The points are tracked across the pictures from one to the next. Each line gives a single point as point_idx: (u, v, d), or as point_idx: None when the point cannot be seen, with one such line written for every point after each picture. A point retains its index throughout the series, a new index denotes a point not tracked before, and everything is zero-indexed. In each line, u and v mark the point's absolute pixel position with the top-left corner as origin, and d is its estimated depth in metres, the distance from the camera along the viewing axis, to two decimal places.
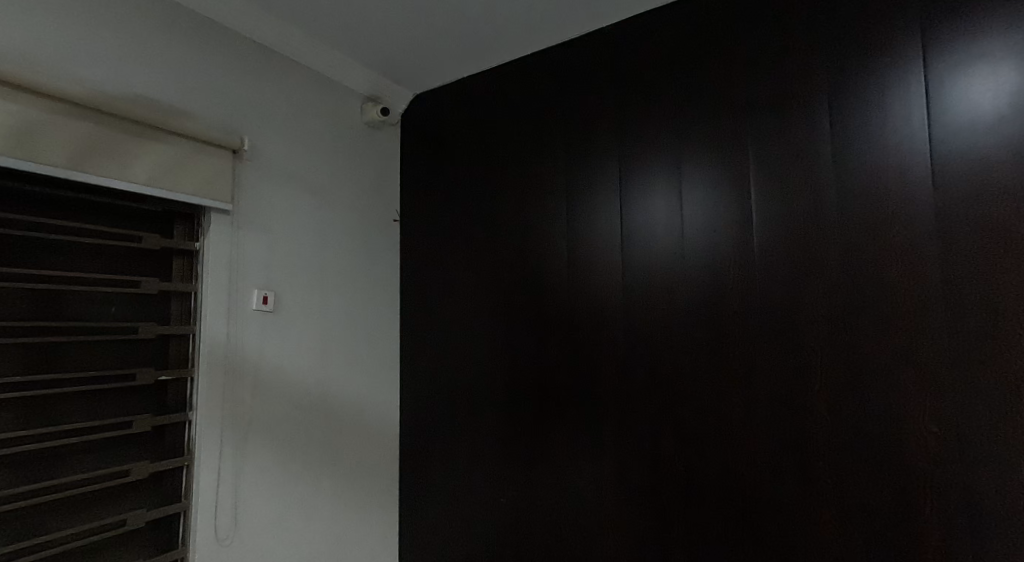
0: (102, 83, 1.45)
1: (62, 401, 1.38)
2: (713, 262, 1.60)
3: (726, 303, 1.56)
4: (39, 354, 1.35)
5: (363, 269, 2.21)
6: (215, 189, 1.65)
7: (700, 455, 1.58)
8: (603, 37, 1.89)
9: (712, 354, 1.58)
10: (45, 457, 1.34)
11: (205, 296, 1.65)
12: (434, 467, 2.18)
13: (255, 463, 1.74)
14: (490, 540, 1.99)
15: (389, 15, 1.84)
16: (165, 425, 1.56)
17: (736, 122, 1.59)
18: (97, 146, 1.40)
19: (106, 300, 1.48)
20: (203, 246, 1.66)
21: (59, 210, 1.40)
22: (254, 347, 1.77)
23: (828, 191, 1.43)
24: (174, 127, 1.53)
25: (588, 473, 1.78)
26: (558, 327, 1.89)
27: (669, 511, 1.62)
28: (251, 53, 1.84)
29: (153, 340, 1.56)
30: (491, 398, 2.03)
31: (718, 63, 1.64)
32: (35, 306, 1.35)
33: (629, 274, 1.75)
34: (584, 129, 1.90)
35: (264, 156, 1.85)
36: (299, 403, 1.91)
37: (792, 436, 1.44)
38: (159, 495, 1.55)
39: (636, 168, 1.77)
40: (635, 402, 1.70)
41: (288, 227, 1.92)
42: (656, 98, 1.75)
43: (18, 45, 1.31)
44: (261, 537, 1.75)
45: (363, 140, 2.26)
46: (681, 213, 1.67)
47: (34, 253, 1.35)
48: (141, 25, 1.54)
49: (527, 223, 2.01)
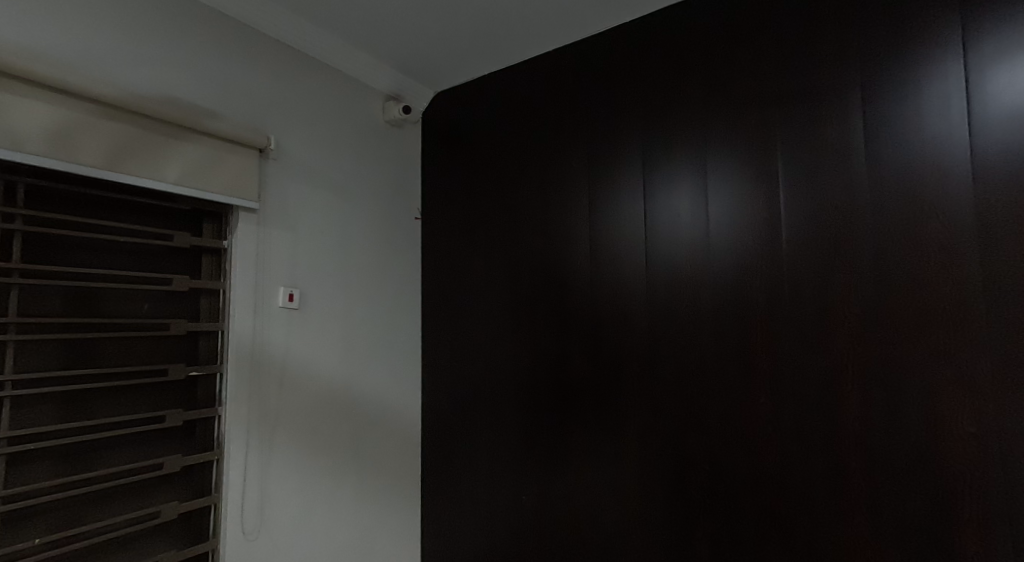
0: (132, 85, 1.48)
1: (99, 396, 1.42)
2: (740, 258, 1.57)
3: (752, 301, 1.54)
4: (76, 350, 1.39)
5: (386, 269, 2.22)
6: (242, 188, 1.67)
7: (726, 455, 1.56)
8: (626, 31, 1.86)
9: (738, 352, 1.55)
10: (82, 449, 1.38)
11: (233, 294, 1.68)
12: (456, 465, 2.19)
13: (281, 457, 1.77)
14: (512, 538, 1.99)
15: (409, 13, 1.85)
16: (196, 420, 1.59)
17: (763, 116, 1.56)
18: (128, 146, 1.43)
19: (139, 298, 1.51)
20: (230, 245, 1.69)
21: (93, 210, 1.43)
22: (280, 344, 1.80)
23: (861, 188, 1.40)
24: (202, 127, 1.56)
25: (611, 472, 1.77)
26: (580, 326, 1.89)
27: (693, 511, 1.60)
28: (275, 53, 1.86)
29: (183, 337, 1.59)
30: (514, 396, 2.04)
31: (745, 57, 1.61)
32: (71, 303, 1.39)
33: (652, 273, 1.73)
34: (607, 126, 1.88)
35: (289, 155, 1.88)
36: (324, 399, 1.93)
37: (821, 436, 1.41)
38: (190, 488, 1.58)
39: (660, 164, 1.75)
40: (659, 402, 1.69)
41: (312, 225, 1.94)
42: (680, 93, 1.72)
43: (54, 49, 1.35)
44: (287, 532, 1.77)
45: (385, 139, 2.27)
46: (707, 211, 1.64)
47: (69, 250, 1.39)
48: (171, 27, 1.58)
49: (549, 220, 2.00)
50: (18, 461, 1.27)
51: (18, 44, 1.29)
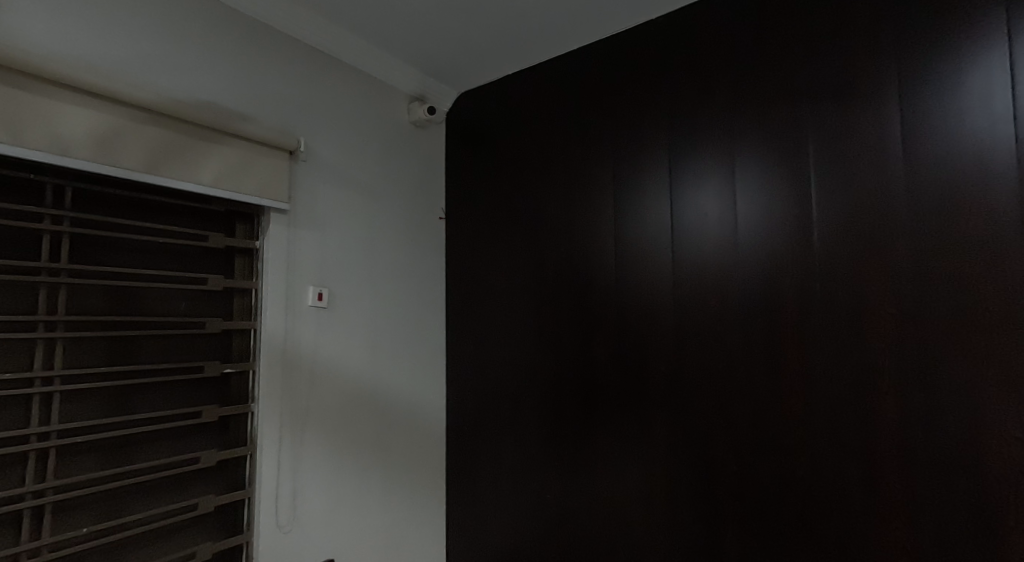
0: (168, 90, 1.53)
1: (139, 392, 1.47)
2: (768, 256, 1.55)
3: (783, 300, 1.52)
4: (119, 347, 1.44)
5: (412, 268, 2.25)
6: (273, 189, 1.71)
7: (755, 457, 1.53)
8: (652, 29, 1.85)
9: (769, 353, 1.53)
10: (124, 443, 1.43)
11: (265, 293, 1.72)
12: (481, 463, 2.21)
13: (312, 454, 1.80)
14: (537, 536, 2.00)
15: (436, 15, 1.86)
16: (230, 416, 1.64)
17: (793, 112, 1.53)
18: (165, 149, 1.47)
19: (177, 297, 1.56)
20: (262, 245, 1.73)
21: (133, 212, 1.48)
22: (310, 343, 1.83)
23: (898, 185, 1.36)
24: (235, 130, 1.60)
25: (636, 472, 1.76)
26: (605, 324, 1.88)
27: (722, 513, 1.58)
28: (304, 56, 1.90)
29: (217, 335, 1.64)
30: (538, 394, 2.04)
31: (775, 51, 1.58)
32: (114, 302, 1.44)
33: (679, 272, 1.72)
34: (632, 124, 1.87)
35: (317, 157, 1.91)
36: (352, 397, 1.96)
37: (856, 437, 1.39)
38: (226, 481, 1.62)
39: (686, 162, 1.73)
40: (686, 402, 1.67)
41: (341, 226, 1.97)
42: (708, 89, 1.70)
43: (96, 57, 1.40)
44: (318, 526, 1.81)
45: (410, 140, 2.30)
46: (734, 208, 1.62)
47: (112, 250, 1.44)
48: (205, 33, 1.62)
49: (572, 219, 2.00)
50: (66, 454, 1.33)
51: (64, 53, 1.35)
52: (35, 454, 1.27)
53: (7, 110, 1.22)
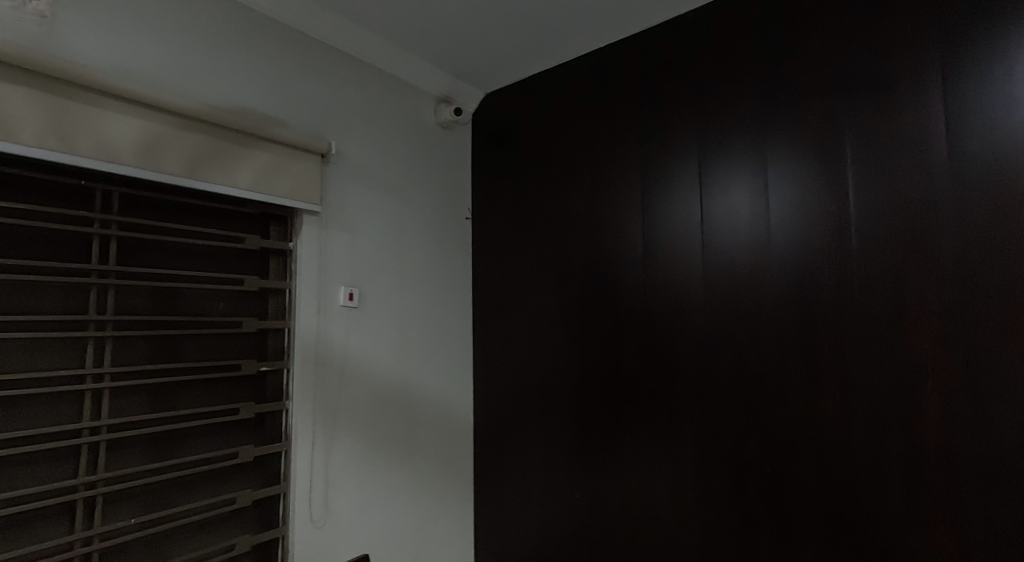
0: (207, 96, 1.58)
1: (181, 389, 1.52)
2: (802, 253, 1.52)
3: (818, 299, 1.49)
4: (161, 345, 1.49)
5: (440, 268, 2.28)
6: (306, 191, 1.75)
7: (790, 458, 1.51)
8: (680, 24, 1.83)
9: (803, 352, 1.50)
10: (167, 438, 1.48)
11: (298, 293, 1.76)
12: (508, 461, 2.22)
13: (343, 450, 1.84)
14: (566, 535, 2.00)
15: (464, 16, 1.88)
16: (266, 412, 1.68)
17: (828, 107, 1.50)
18: (204, 153, 1.52)
19: (215, 297, 1.61)
20: (296, 246, 1.78)
21: (173, 215, 1.53)
22: (341, 342, 1.87)
23: (942, 180, 1.32)
24: (270, 135, 1.65)
25: (666, 472, 1.75)
26: (632, 324, 1.87)
27: (755, 514, 1.56)
28: (334, 61, 1.94)
29: (253, 333, 1.69)
30: (566, 393, 2.04)
31: (809, 44, 1.55)
32: (157, 302, 1.49)
33: (708, 270, 1.70)
34: (661, 121, 1.85)
35: (348, 160, 1.95)
36: (382, 395, 1.99)
37: (896, 439, 1.35)
38: (262, 476, 1.67)
39: (716, 158, 1.71)
40: (717, 402, 1.65)
41: (370, 226, 2.01)
42: (739, 85, 1.68)
43: (140, 66, 1.45)
44: (350, 522, 1.84)
45: (437, 141, 2.32)
46: (767, 206, 1.60)
47: (155, 251, 1.49)
48: (241, 40, 1.67)
49: (600, 218, 2.00)
50: (115, 447, 1.38)
51: (111, 63, 1.40)
52: (87, 447, 1.33)
53: (59, 119, 1.27)
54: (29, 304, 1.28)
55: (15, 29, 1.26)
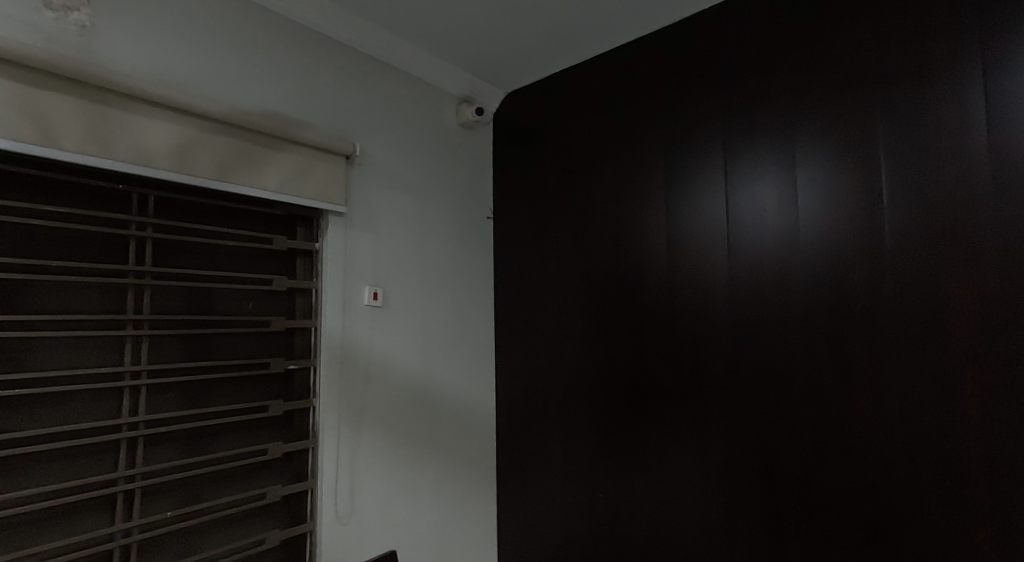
0: (236, 100, 1.61)
1: (212, 387, 1.56)
2: (833, 252, 1.49)
3: (850, 298, 1.45)
4: (194, 344, 1.53)
5: (462, 267, 2.29)
6: (331, 193, 1.78)
7: (820, 459, 1.48)
8: (705, 19, 1.81)
9: (834, 352, 1.47)
10: (201, 434, 1.52)
11: (324, 293, 1.79)
12: (531, 460, 2.22)
13: (369, 448, 1.87)
14: (590, 535, 1.99)
15: (487, 16, 1.89)
16: (294, 410, 1.71)
17: (860, 101, 1.47)
18: (234, 156, 1.55)
19: (245, 296, 1.65)
20: (322, 247, 1.81)
21: (204, 217, 1.57)
22: (366, 341, 1.90)
23: (983, 176, 1.28)
24: (297, 137, 1.68)
25: (691, 473, 1.73)
26: (656, 324, 1.86)
27: (785, 517, 1.53)
28: (358, 63, 1.96)
29: (281, 332, 1.72)
30: (589, 393, 2.04)
31: (840, 37, 1.51)
32: (189, 301, 1.53)
33: (734, 269, 1.68)
34: (685, 119, 1.83)
35: (372, 161, 1.97)
36: (406, 393, 2.01)
37: (933, 441, 1.32)
38: (291, 473, 1.70)
39: (743, 155, 1.69)
40: (744, 403, 1.63)
41: (394, 227, 2.03)
42: (767, 80, 1.65)
43: (173, 72, 1.49)
44: (375, 518, 1.87)
45: (458, 141, 2.33)
46: (796, 203, 1.57)
47: (188, 252, 1.54)
48: (268, 44, 1.70)
49: (623, 217, 1.98)
50: (152, 443, 1.43)
51: (146, 70, 1.44)
52: (126, 442, 1.37)
53: (97, 125, 1.32)
54: (70, 304, 1.33)
55: (57, 39, 1.30)
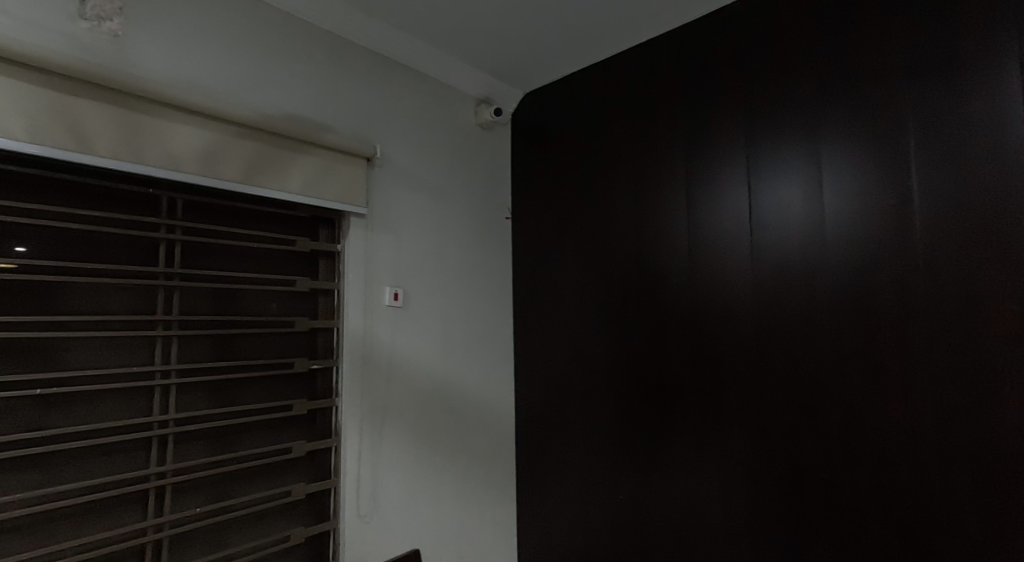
0: (261, 104, 1.64)
1: (238, 386, 1.59)
2: (860, 250, 1.46)
3: (879, 298, 1.42)
4: (221, 343, 1.56)
5: (482, 268, 2.30)
6: (353, 195, 1.80)
7: (848, 462, 1.45)
8: (726, 16, 1.79)
9: (862, 352, 1.45)
10: (228, 432, 1.55)
11: (346, 293, 1.81)
12: (551, 460, 2.22)
13: (390, 447, 1.88)
14: (611, 536, 1.98)
15: (507, 16, 1.89)
16: (317, 409, 1.74)
17: (889, 96, 1.44)
18: (259, 160, 1.58)
19: (270, 297, 1.68)
20: (343, 248, 1.83)
21: (230, 219, 1.60)
22: (387, 341, 1.92)
23: (1020, 171, 1.24)
24: (319, 140, 1.70)
25: (714, 474, 1.72)
26: (677, 323, 1.84)
27: (811, 520, 1.51)
28: (379, 65, 1.98)
29: (304, 333, 1.74)
30: (610, 393, 2.03)
31: (867, 30, 1.48)
32: (216, 302, 1.56)
33: (758, 268, 1.66)
34: (707, 117, 1.81)
35: (393, 163, 1.99)
36: (426, 393, 2.03)
37: (967, 445, 1.28)
38: (314, 471, 1.72)
39: (767, 153, 1.66)
40: (769, 404, 1.61)
41: (414, 227, 2.04)
42: (791, 76, 1.62)
43: (200, 78, 1.52)
44: (396, 517, 1.88)
45: (477, 141, 2.34)
46: (822, 201, 1.54)
47: (215, 254, 1.57)
48: (291, 49, 1.73)
49: (643, 216, 1.97)
50: (181, 440, 1.46)
51: (175, 76, 1.47)
52: (157, 439, 1.41)
53: (129, 130, 1.35)
54: (102, 305, 1.37)
55: (90, 48, 1.34)
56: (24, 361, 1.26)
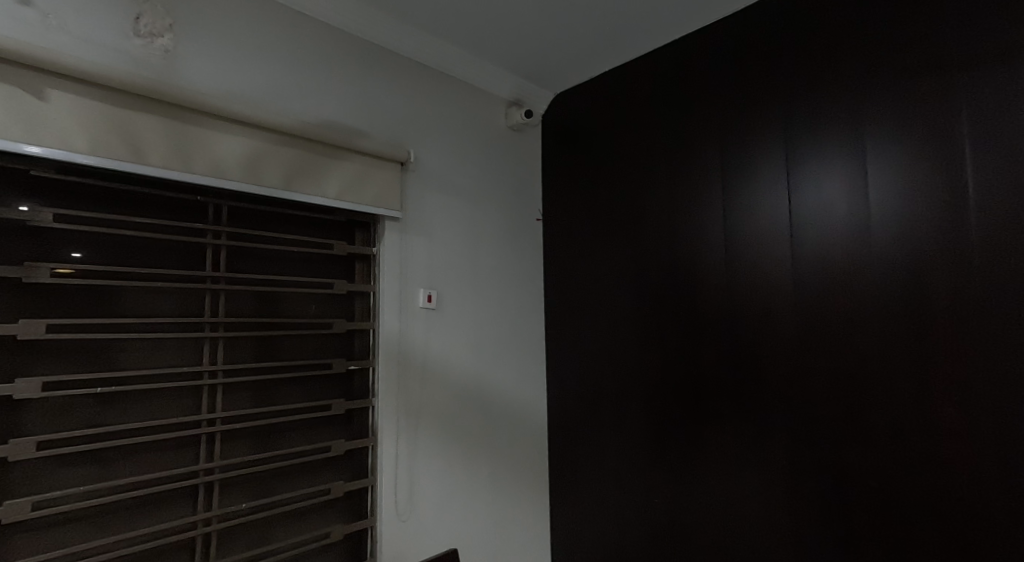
0: (300, 113, 1.69)
1: (280, 386, 1.63)
2: (910, 248, 1.41)
3: (930, 297, 1.37)
4: (263, 345, 1.61)
5: (514, 269, 2.31)
6: (387, 199, 1.83)
7: (898, 468, 1.40)
8: (762, 10, 1.75)
9: (911, 355, 1.39)
10: (270, 431, 1.60)
11: (381, 296, 1.85)
12: (585, 462, 2.21)
13: (426, 447, 1.91)
14: (646, 540, 1.96)
15: (539, 18, 1.89)
16: (354, 409, 1.78)
17: (940, 87, 1.39)
18: (298, 166, 1.63)
19: (309, 300, 1.72)
20: (379, 251, 1.87)
21: (271, 224, 1.65)
22: (421, 342, 1.94)
23: None
24: (355, 146, 1.74)
25: (754, 478, 1.68)
26: (713, 324, 1.81)
27: (858, 528, 1.46)
28: (412, 70, 2.01)
29: (342, 334, 1.78)
30: (644, 395, 2.01)
31: (916, 21, 1.43)
32: (259, 305, 1.61)
33: (798, 268, 1.62)
34: (743, 114, 1.78)
35: (426, 167, 2.02)
36: (460, 394, 2.05)
37: None
38: (352, 470, 1.76)
39: (807, 149, 1.62)
40: (810, 408, 1.57)
41: (447, 230, 2.07)
42: (833, 70, 1.58)
43: (243, 88, 1.58)
44: (432, 516, 1.90)
45: (508, 144, 2.35)
46: (867, 197, 1.49)
47: (257, 259, 1.62)
48: (328, 57, 1.77)
49: (677, 217, 1.95)
50: (227, 438, 1.51)
51: (219, 87, 1.53)
52: (205, 437, 1.47)
53: (177, 141, 1.41)
54: (154, 308, 1.43)
55: (142, 62, 1.40)
56: (84, 361, 1.32)
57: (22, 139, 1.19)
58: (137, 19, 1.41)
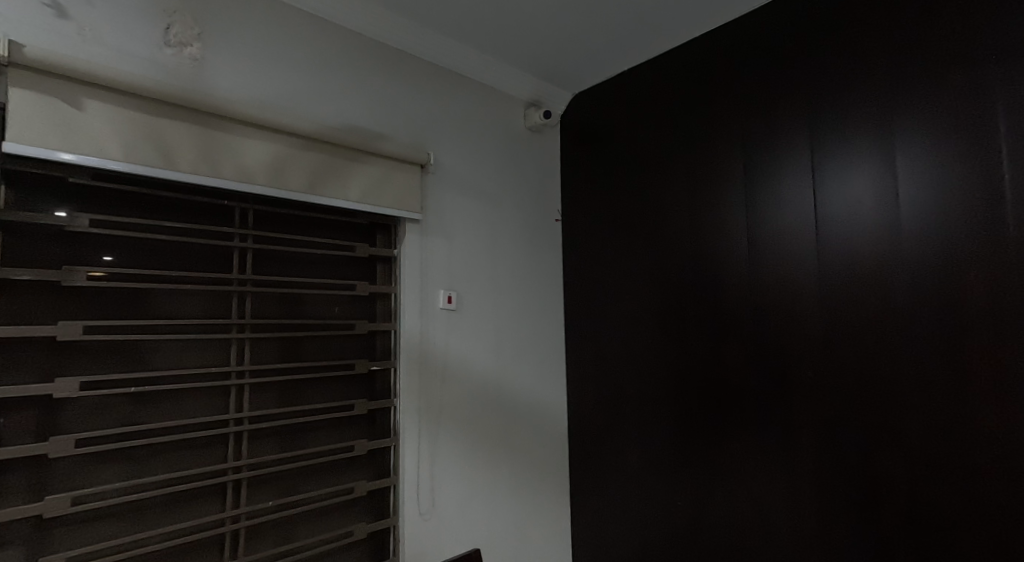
0: (323, 117, 1.72)
1: (304, 386, 1.66)
2: (941, 247, 1.38)
3: (964, 296, 1.34)
4: (288, 346, 1.64)
5: (533, 270, 2.31)
6: (408, 201, 1.85)
7: (930, 471, 1.37)
8: (784, 6, 1.73)
9: (943, 355, 1.36)
10: (295, 431, 1.63)
11: (403, 297, 1.87)
12: (606, 463, 2.20)
13: (447, 447, 1.93)
14: (668, 542, 1.94)
15: (558, 19, 1.90)
16: (376, 409, 1.80)
17: (972, 81, 1.35)
18: (322, 170, 1.66)
19: (332, 302, 1.75)
20: (400, 253, 1.89)
21: (295, 227, 1.68)
22: (442, 343, 1.96)
23: None
24: (376, 149, 1.76)
25: (778, 480, 1.66)
26: (736, 324, 1.79)
27: (889, 532, 1.43)
28: (432, 73, 2.03)
29: (364, 335, 1.81)
30: (665, 396, 1.99)
31: (947, 13, 1.40)
32: (284, 306, 1.64)
33: (823, 267, 1.59)
34: (765, 112, 1.76)
35: (446, 169, 2.04)
36: (480, 394, 2.06)
37: None
38: (374, 469, 1.78)
39: (832, 147, 1.60)
40: (837, 409, 1.54)
41: (467, 231, 2.08)
42: (859, 66, 1.55)
43: (267, 94, 1.61)
44: (454, 516, 1.92)
45: (527, 145, 2.36)
46: (896, 195, 1.46)
47: (282, 261, 1.65)
48: (350, 62, 1.80)
49: (698, 216, 1.93)
50: (254, 437, 1.54)
51: (245, 93, 1.56)
52: (233, 436, 1.50)
53: (206, 147, 1.45)
54: (184, 310, 1.47)
55: (171, 71, 1.44)
56: (117, 362, 1.37)
57: (59, 147, 1.23)
58: (166, 29, 1.44)
